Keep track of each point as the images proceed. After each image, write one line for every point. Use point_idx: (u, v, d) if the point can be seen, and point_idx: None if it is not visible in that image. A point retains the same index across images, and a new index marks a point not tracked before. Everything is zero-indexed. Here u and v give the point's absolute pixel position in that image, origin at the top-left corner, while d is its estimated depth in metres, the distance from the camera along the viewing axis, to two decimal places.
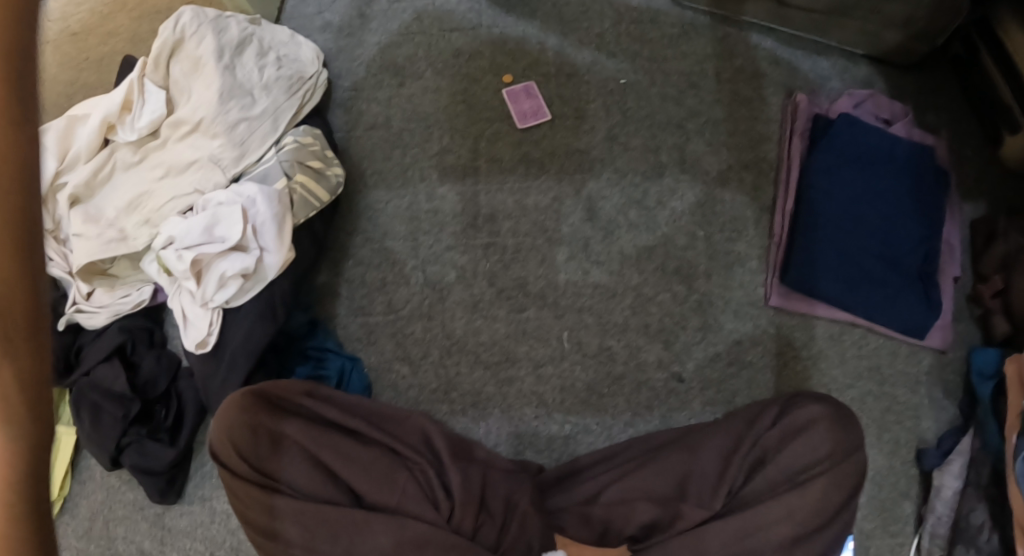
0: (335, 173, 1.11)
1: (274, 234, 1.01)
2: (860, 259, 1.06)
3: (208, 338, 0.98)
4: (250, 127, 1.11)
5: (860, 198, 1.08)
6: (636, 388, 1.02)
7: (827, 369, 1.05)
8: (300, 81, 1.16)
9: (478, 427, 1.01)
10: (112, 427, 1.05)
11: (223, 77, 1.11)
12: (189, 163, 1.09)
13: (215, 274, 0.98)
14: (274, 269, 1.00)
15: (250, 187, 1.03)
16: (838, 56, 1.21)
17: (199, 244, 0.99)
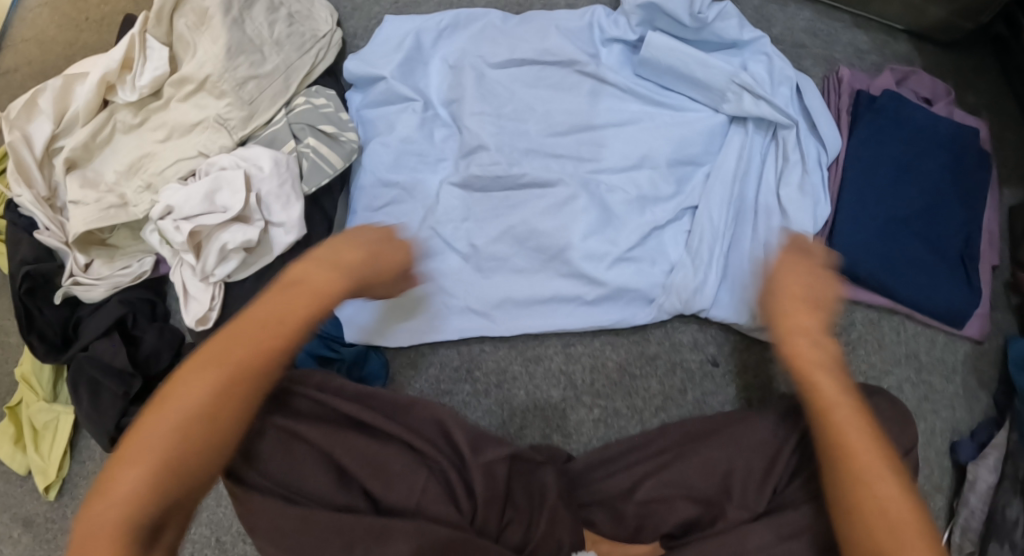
0: (349, 139, 1.02)
1: (282, 206, 0.96)
2: (905, 242, 1.02)
3: (210, 313, 0.94)
4: (260, 86, 1.03)
5: (904, 180, 1.05)
6: (670, 369, 0.98)
7: (865, 356, 1.03)
8: (313, 39, 1.09)
9: (502, 409, 0.97)
10: (112, 405, 1.00)
11: (230, 32, 1.03)
12: (194, 125, 1.02)
13: (216, 245, 0.92)
14: (280, 242, 0.95)
15: (258, 153, 0.97)
16: (877, 31, 1.15)
17: (201, 215, 0.92)
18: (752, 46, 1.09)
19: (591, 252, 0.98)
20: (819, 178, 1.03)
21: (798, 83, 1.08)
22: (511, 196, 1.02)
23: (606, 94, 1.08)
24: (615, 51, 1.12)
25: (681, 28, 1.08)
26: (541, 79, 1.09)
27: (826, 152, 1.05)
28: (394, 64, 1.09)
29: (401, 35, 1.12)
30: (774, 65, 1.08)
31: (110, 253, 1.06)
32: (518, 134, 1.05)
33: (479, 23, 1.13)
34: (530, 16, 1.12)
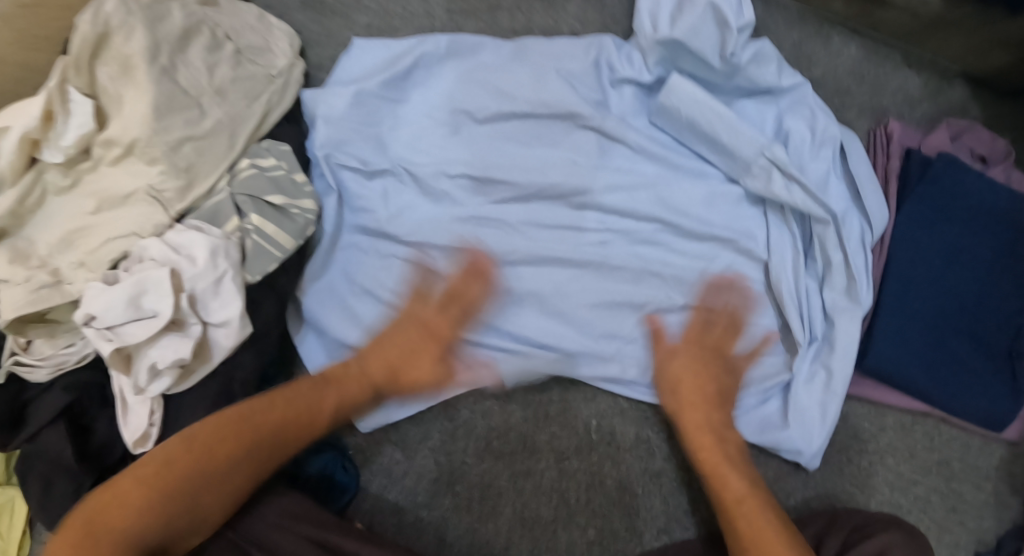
0: (302, 212, 0.90)
1: (220, 304, 0.84)
2: (948, 340, 0.91)
3: (150, 430, 0.84)
4: (199, 148, 0.89)
5: (952, 266, 0.92)
6: (676, 487, 0.88)
7: (893, 464, 0.93)
8: (266, 81, 0.94)
9: (484, 528, 0.87)
10: (62, 504, 0.91)
11: (158, 84, 0.87)
12: (126, 196, 0.89)
13: (144, 362, 0.83)
14: (221, 349, 0.85)
15: (195, 240, 0.85)
16: (930, 72, 0.98)
17: (128, 326, 0.82)
18: (792, 94, 0.95)
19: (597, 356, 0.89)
20: (864, 262, 0.90)
21: (843, 142, 0.94)
22: (500, 287, 0.91)
23: (615, 151, 0.94)
24: (627, 94, 0.97)
25: (706, 68, 0.94)
26: (527, 136, 0.95)
27: (871, 231, 0.92)
28: (357, 111, 0.95)
29: (367, 69, 0.98)
30: (818, 119, 0.94)
31: (51, 330, 0.95)
32: (517, 198, 0.93)
33: (460, 56, 0.97)
34: (523, 48, 0.97)
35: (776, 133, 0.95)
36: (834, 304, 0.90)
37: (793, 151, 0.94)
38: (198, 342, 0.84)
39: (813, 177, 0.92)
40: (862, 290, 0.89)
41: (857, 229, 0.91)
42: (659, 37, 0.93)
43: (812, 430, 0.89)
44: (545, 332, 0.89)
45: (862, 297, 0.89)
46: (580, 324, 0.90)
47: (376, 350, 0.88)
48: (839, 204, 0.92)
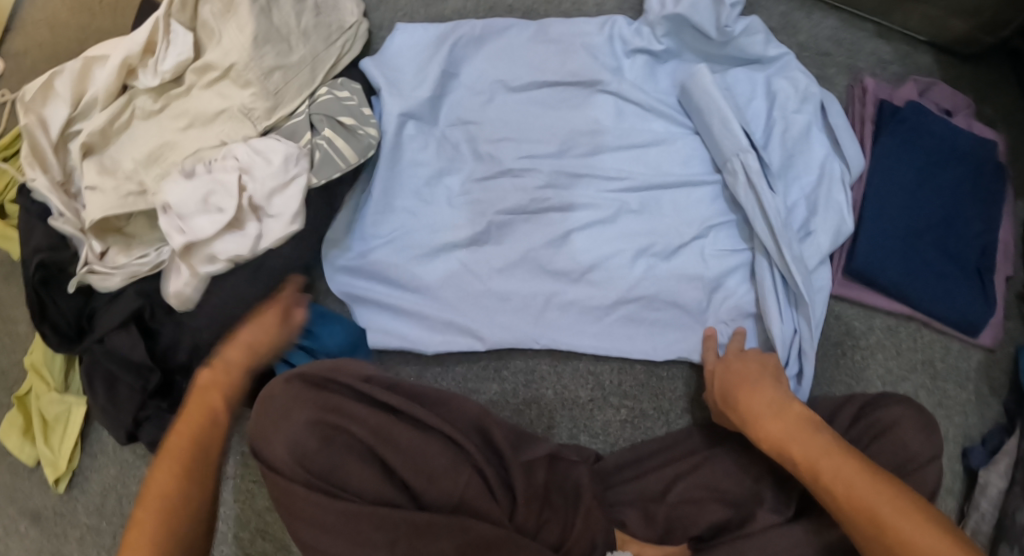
0: (367, 133, 1.01)
1: (278, 205, 0.95)
2: (924, 249, 1.04)
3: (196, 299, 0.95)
4: (286, 76, 1.02)
5: (924, 187, 1.06)
6: (696, 373, 1.00)
7: (883, 361, 1.05)
8: (339, 30, 1.07)
9: (528, 410, 0.99)
10: (130, 399, 1.00)
11: (258, 19, 1.00)
12: (216, 113, 1.01)
13: (206, 248, 0.94)
14: (272, 245, 0.94)
15: (271, 146, 0.96)
16: (899, 41, 1.17)
17: (197, 219, 0.93)
18: (778, 63, 1.11)
19: (624, 276, 1.00)
20: (843, 198, 1.05)
21: (823, 100, 1.09)
22: (547, 210, 1.03)
23: (629, 111, 1.07)
24: (639, 62, 1.10)
25: (705, 43, 1.10)
26: (550, 100, 1.07)
27: (849, 171, 1.07)
28: (409, 80, 1.07)
29: (411, 45, 1.10)
30: (800, 82, 1.09)
31: (127, 239, 1.02)
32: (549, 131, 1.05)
33: (485, 45, 1.09)
34: (542, 36, 1.10)
35: (770, 100, 1.10)
36: (820, 220, 1.04)
37: (779, 110, 1.09)
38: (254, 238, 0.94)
39: (795, 130, 1.08)
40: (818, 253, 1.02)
41: (836, 169, 1.07)
42: (665, 12, 1.08)
43: (789, 365, 0.99)
44: (582, 248, 1.01)
45: (839, 224, 1.04)
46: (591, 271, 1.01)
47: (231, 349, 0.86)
48: (819, 153, 1.07)
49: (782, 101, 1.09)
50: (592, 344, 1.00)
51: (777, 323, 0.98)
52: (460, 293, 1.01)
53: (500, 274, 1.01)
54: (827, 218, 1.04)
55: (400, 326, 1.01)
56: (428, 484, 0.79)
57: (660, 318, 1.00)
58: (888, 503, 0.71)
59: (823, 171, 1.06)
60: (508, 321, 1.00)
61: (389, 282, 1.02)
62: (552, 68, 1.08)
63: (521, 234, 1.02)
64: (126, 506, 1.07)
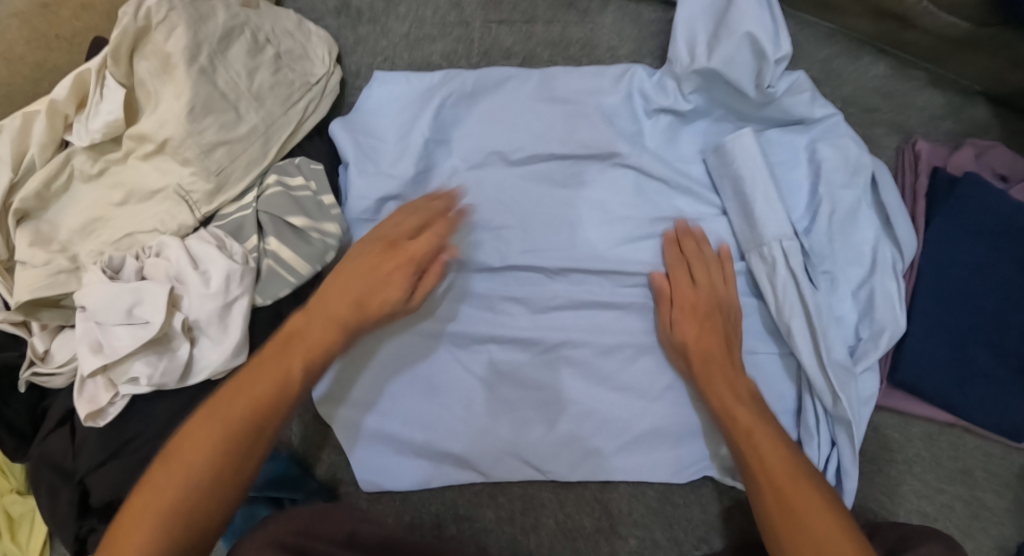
0: (323, 237, 0.86)
1: (217, 331, 0.82)
2: (972, 349, 0.92)
3: (109, 409, 0.83)
4: (231, 152, 0.86)
5: (978, 274, 0.93)
6: (715, 495, 0.90)
7: (919, 475, 0.96)
8: (303, 88, 0.91)
9: (528, 538, 0.90)
10: (70, 516, 0.88)
11: (196, 85, 0.84)
12: (153, 192, 0.86)
13: (124, 369, 0.81)
14: (202, 377, 0.82)
15: (211, 257, 0.82)
16: (951, 90, 1.03)
17: (117, 331, 0.80)
18: (824, 124, 0.96)
19: (636, 385, 0.89)
20: (896, 289, 0.92)
21: (874, 170, 0.95)
22: (555, 307, 0.91)
23: (651, 187, 0.93)
24: (661, 124, 0.95)
25: (743, 100, 0.94)
26: (552, 175, 0.93)
27: (903, 258, 0.93)
28: (392, 152, 0.93)
29: (392, 107, 0.96)
30: (850, 152, 0.94)
31: (66, 314, 0.90)
32: (556, 207, 0.92)
33: (476, 109, 0.95)
34: (551, 95, 0.95)
35: (816, 174, 0.95)
36: (883, 308, 0.92)
37: (823, 185, 0.94)
38: (183, 365, 0.82)
39: (842, 209, 0.94)
40: (869, 356, 0.91)
41: (889, 256, 0.93)
42: (695, 68, 0.91)
43: None
44: (595, 353, 0.89)
45: (889, 324, 0.91)
46: (603, 376, 0.89)
47: (336, 282, 0.83)
48: (867, 236, 0.94)
49: (829, 173, 0.94)
50: (597, 464, 0.89)
51: (811, 443, 0.90)
52: (454, 405, 0.90)
53: (499, 377, 0.90)
54: (876, 320, 0.92)
55: (394, 454, 0.91)
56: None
57: (675, 434, 0.89)
58: (805, 492, 0.73)
59: (874, 259, 0.93)
60: (513, 437, 0.89)
61: (374, 391, 0.90)
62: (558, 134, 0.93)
63: (520, 338, 0.90)
64: None
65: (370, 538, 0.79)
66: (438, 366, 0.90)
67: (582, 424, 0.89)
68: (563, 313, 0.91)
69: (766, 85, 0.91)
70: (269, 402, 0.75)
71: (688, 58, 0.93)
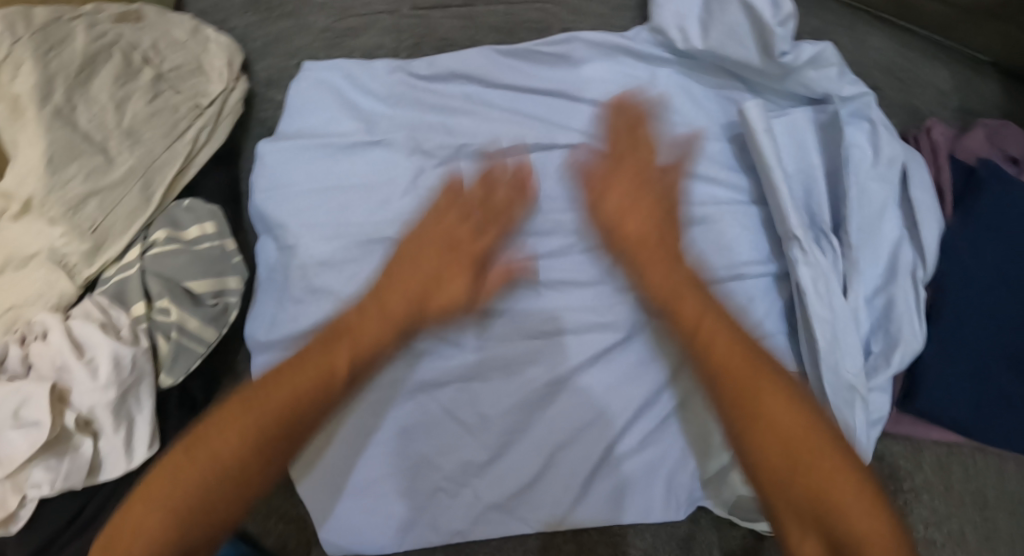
0: (222, 297, 0.75)
1: (119, 423, 0.70)
2: (993, 369, 0.81)
3: (17, 513, 0.70)
4: (106, 204, 0.73)
5: (1003, 279, 0.82)
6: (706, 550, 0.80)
7: (929, 500, 0.87)
8: (190, 114, 0.77)
9: None
10: None
11: (52, 132, 0.70)
12: (27, 258, 0.72)
13: (21, 477, 0.68)
14: (112, 472, 0.71)
15: (97, 340, 0.70)
16: (960, 62, 0.90)
17: (7, 438, 0.67)
18: (851, 106, 0.83)
19: (618, 437, 0.78)
20: (916, 299, 0.81)
21: (906, 163, 0.83)
22: (524, 352, 0.78)
23: None
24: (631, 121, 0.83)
25: (755, 72, 0.84)
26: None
27: (924, 266, 0.83)
28: (338, 174, 0.80)
29: (323, 105, 0.82)
30: (881, 140, 0.82)
31: None
32: (519, 236, 0.80)
33: (427, 109, 0.82)
34: (522, 86, 0.84)
35: (796, 162, 0.83)
36: (903, 317, 0.80)
37: (851, 179, 0.81)
38: (90, 462, 0.70)
39: (870, 206, 0.81)
40: (882, 374, 0.79)
41: (909, 261, 0.82)
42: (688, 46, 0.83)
43: None
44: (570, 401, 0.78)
45: (911, 339, 0.80)
46: (579, 427, 0.78)
47: (402, 264, 0.74)
48: (891, 237, 0.82)
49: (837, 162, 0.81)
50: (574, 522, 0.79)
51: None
52: (403, 467, 0.78)
53: (462, 433, 0.78)
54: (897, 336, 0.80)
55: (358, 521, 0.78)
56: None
57: (667, 486, 0.79)
58: (730, 342, 0.67)
59: (894, 265, 0.82)
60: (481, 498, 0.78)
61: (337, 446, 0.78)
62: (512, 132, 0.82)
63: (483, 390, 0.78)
64: None
65: None
66: (376, 427, 0.78)
67: (559, 481, 0.78)
68: (538, 355, 0.78)
69: (777, 54, 0.80)
70: (313, 397, 0.66)
71: (680, 37, 0.83)
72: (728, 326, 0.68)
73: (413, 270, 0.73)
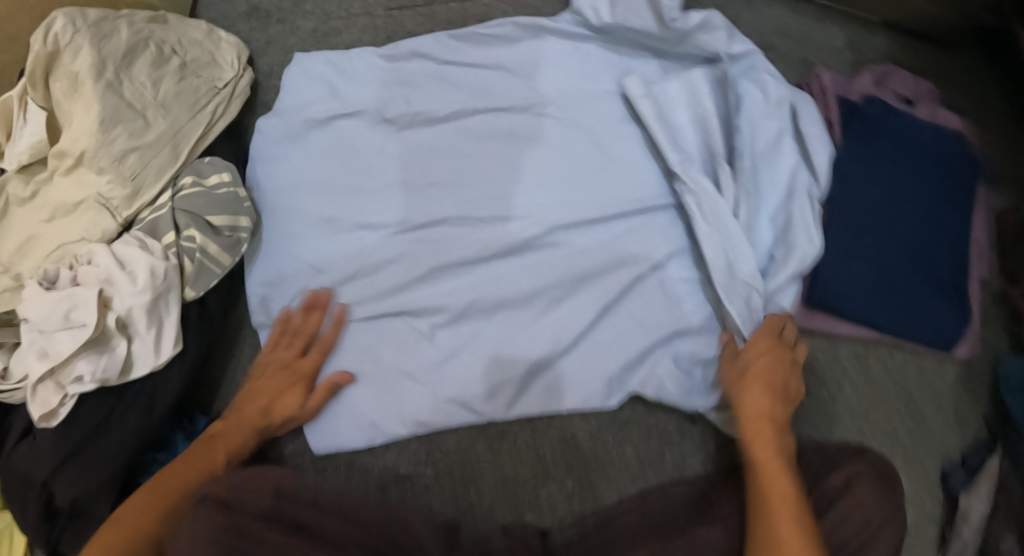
0: (234, 230, 0.91)
1: (150, 325, 0.86)
2: (893, 266, 0.95)
3: (58, 408, 0.85)
4: (143, 158, 0.91)
5: (894, 191, 0.96)
6: (644, 433, 0.92)
7: (851, 393, 0.98)
8: (209, 92, 0.96)
9: (467, 491, 0.90)
10: (36, 523, 0.90)
11: (104, 97, 0.89)
12: (76, 204, 0.90)
13: (68, 372, 0.84)
14: (142, 369, 0.86)
15: (136, 258, 0.86)
16: (852, 24, 1.06)
17: (59, 337, 0.83)
18: (744, 61, 0.99)
19: (562, 336, 0.90)
20: (811, 212, 0.94)
21: (794, 102, 0.98)
22: (482, 269, 0.93)
23: (557, 144, 0.97)
24: (563, 85, 1.01)
25: (658, 39, 1.01)
26: (458, 147, 0.98)
27: (817, 185, 0.96)
28: (330, 141, 1.00)
29: (311, 87, 1.02)
30: (768, 86, 0.98)
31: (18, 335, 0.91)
32: (478, 182, 0.96)
33: (394, 86, 1.01)
34: (471, 61, 1.02)
35: (694, 108, 0.98)
36: (801, 225, 0.93)
37: (744, 116, 0.96)
38: (124, 362, 0.85)
39: (765, 136, 0.96)
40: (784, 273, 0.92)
41: (805, 182, 0.96)
42: (601, 21, 1.00)
43: None
44: (516, 307, 0.92)
45: (806, 245, 0.92)
46: (529, 330, 0.91)
47: (259, 386, 0.90)
48: (788, 163, 0.96)
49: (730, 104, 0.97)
50: (527, 409, 0.90)
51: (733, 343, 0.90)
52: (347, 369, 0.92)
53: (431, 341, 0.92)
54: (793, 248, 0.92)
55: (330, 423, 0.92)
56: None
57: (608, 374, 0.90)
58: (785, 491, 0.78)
59: (792, 186, 0.95)
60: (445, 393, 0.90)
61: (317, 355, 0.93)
62: (464, 99, 1.01)
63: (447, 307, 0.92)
64: None
65: (306, 496, 0.82)
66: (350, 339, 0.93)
67: (518, 379, 0.90)
68: (498, 267, 0.93)
69: (669, 19, 0.98)
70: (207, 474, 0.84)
71: (593, 15, 1.01)
72: (784, 476, 0.79)
73: (269, 390, 0.90)
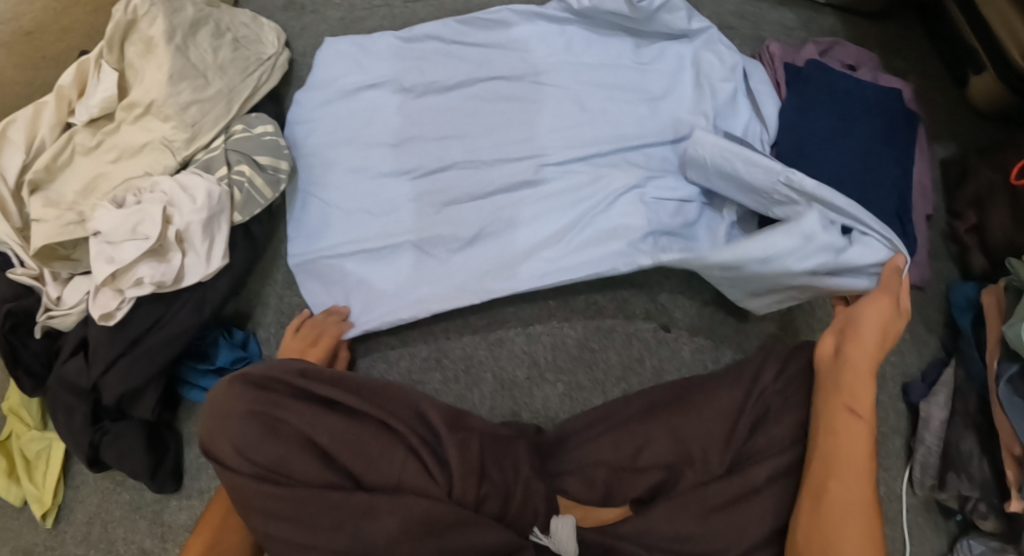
0: (275, 170, 1.07)
1: (204, 239, 0.99)
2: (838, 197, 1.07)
3: (116, 311, 0.97)
4: (202, 110, 1.08)
5: (836, 135, 1.10)
6: (625, 340, 1.04)
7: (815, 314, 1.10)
8: (258, 62, 1.14)
9: (470, 394, 1.04)
10: (84, 427, 1.00)
11: (173, 58, 1.07)
12: (141, 146, 1.06)
13: (131, 277, 0.97)
14: (193, 277, 0.99)
15: (196, 183, 1.01)
16: (802, 7, 1.24)
17: (125, 246, 0.96)
18: (704, 35, 1.14)
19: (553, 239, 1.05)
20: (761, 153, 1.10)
21: (746, 67, 1.15)
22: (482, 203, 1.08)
23: (548, 102, 1.13)
24: (551, 57, 1.17)
25: (628, 19, 1.14)
26: (465, 108, 1.14)
27: (766, 133, 1.13)
28: (352, 111, 1.16)
29: (339, 64, 1.19)
30: (723, 54, 1.13)
31: (75, 265, 1.05)
32: (482, 136, 1.11)
33: (409, 64, 1.17)
34: (473, 40, 1.19)
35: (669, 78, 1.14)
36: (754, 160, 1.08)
37: (705, 78, 1.13)
38: (178, 271, 0.98)
39: (724, 94, 1.12)
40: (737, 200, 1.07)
41: (756, 132, 1.12)
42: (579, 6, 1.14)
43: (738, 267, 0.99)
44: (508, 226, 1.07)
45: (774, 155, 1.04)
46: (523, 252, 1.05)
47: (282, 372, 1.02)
48: (744, 117, 1.12)
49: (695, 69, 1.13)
50: (524, 320, 1.06)
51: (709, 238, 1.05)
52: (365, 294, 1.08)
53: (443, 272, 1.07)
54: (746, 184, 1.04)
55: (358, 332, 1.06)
56: (421, 537, 0.84)
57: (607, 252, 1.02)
58: (860, 477, 0.80)
59: (745, 134, 1.11)
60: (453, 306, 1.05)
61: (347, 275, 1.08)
62: (468, 71, 1.16)
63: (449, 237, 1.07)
64: (112, 531, 1.08)
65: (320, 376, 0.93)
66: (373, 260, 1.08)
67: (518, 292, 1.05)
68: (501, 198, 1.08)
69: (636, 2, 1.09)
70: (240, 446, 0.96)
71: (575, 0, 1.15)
72: (861, 456, 0.81)
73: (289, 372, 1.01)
